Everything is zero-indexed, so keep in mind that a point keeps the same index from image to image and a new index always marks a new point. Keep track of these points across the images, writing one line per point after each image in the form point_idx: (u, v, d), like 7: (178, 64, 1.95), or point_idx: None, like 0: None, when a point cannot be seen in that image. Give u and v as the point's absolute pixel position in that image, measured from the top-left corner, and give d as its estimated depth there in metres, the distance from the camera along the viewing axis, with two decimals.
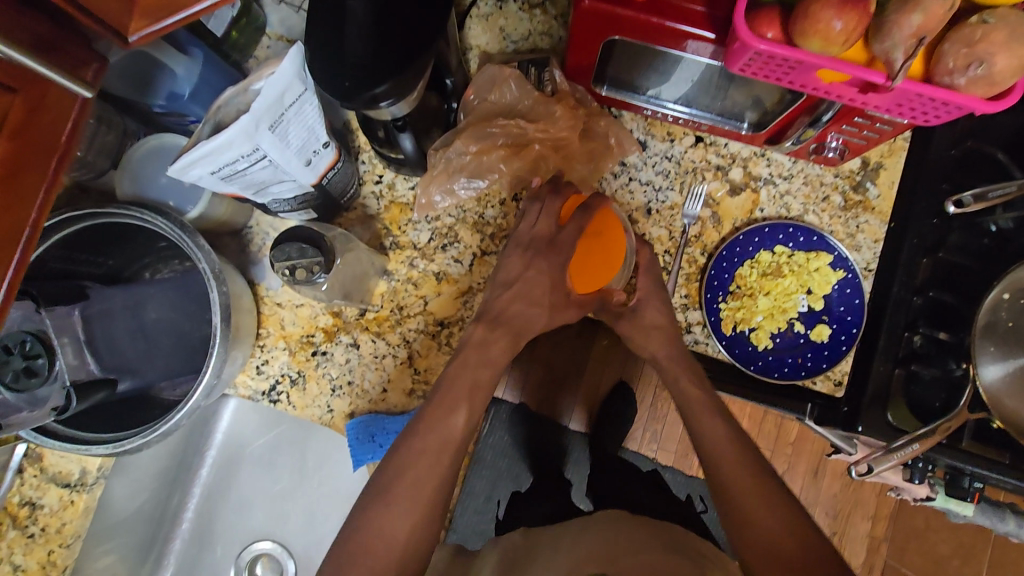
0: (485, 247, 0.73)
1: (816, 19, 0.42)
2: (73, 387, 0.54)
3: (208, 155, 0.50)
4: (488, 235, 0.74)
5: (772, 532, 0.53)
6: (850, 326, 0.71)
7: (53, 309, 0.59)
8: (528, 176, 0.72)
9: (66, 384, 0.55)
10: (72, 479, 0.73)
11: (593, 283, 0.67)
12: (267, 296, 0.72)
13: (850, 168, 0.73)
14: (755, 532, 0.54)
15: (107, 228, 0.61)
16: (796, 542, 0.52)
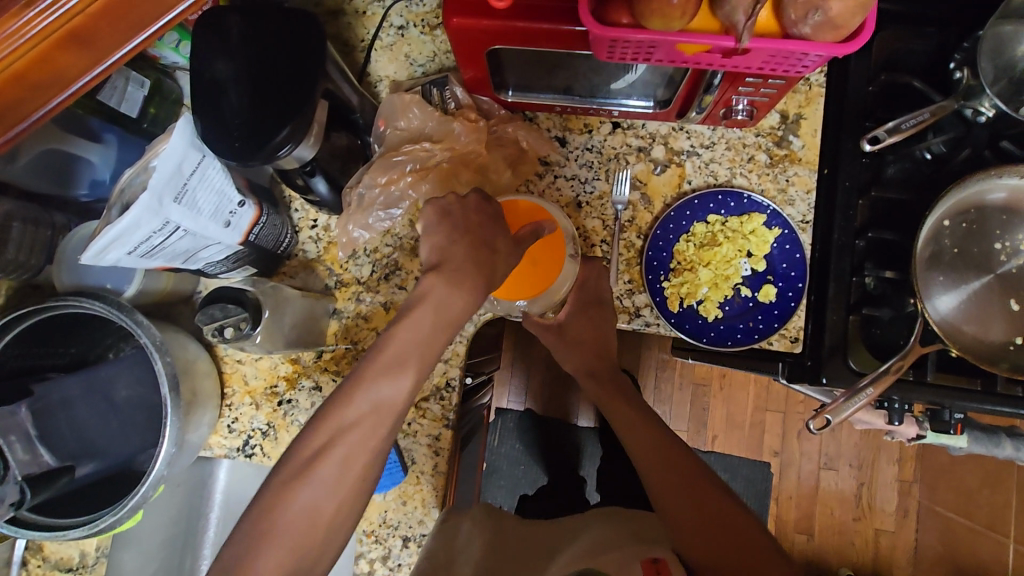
0: None
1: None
2: (26, 482, 0.57)
3: (118, 237, 0.52)
4: None
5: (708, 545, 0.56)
6: (797, 282, 0.70)
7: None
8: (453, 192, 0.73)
9: (19, 480, 0.57)
10: (73, 563, 0.76)
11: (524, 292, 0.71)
12: (226, 355, 0.73)
13: (769, 125, 0.73)
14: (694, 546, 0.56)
15: (61, 321, 0.64)
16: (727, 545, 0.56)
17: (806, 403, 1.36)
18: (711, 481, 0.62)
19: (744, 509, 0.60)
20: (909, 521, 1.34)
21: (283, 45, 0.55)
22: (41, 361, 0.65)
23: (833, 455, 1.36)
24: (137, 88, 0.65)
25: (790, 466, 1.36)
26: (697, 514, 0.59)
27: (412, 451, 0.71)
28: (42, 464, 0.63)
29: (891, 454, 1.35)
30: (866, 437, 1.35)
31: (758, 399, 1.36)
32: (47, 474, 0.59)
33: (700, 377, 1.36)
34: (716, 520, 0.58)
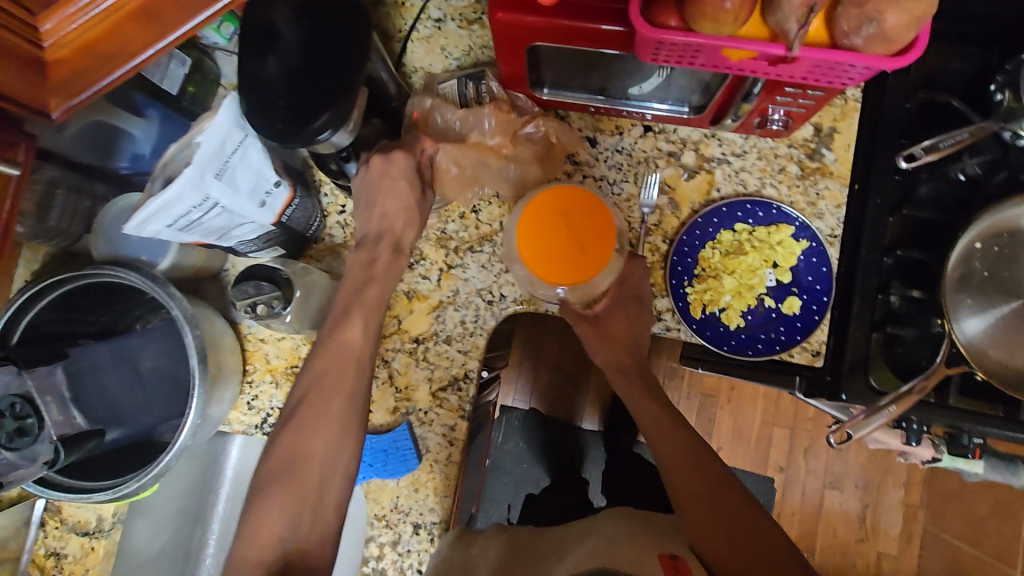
0: (450, 261, 0.75)
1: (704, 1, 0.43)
2: (60, 441, 0.59)
3: (160, 210, 0.53)
4: (452, 249, 0.75)
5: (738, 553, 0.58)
6: (821, 296, 0.70)
7: (33, 371, 0.61)
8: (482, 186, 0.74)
9: (54, 439, 0.59)
10: (90, 526, 0.76)
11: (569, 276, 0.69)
12: (249, 333, 0.75)
13: (802, 137, 0.73)
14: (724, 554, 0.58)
15: (95, 288, 0.66)
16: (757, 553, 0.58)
17: (816, 420, 1.35)
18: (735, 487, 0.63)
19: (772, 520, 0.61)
20: (912, 545, 1.33)
21: (330, 31, 0.56)
22: (69, 325, 0.67)
23: (839, 475, 1.35)
24: (179, 65, 0.66)
25: (794, 483, 1.35)
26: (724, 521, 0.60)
27: (427, 440, 0.72)
28: (76, 426, 0.62)
29: (897, 477, 1.34)
30: (873, 458, 1.34)
31: (767, 413, 1.35)
32: (75, 436, 0.61)
33: (709, 388, 1.35)
34: (746, 530, 0.59)
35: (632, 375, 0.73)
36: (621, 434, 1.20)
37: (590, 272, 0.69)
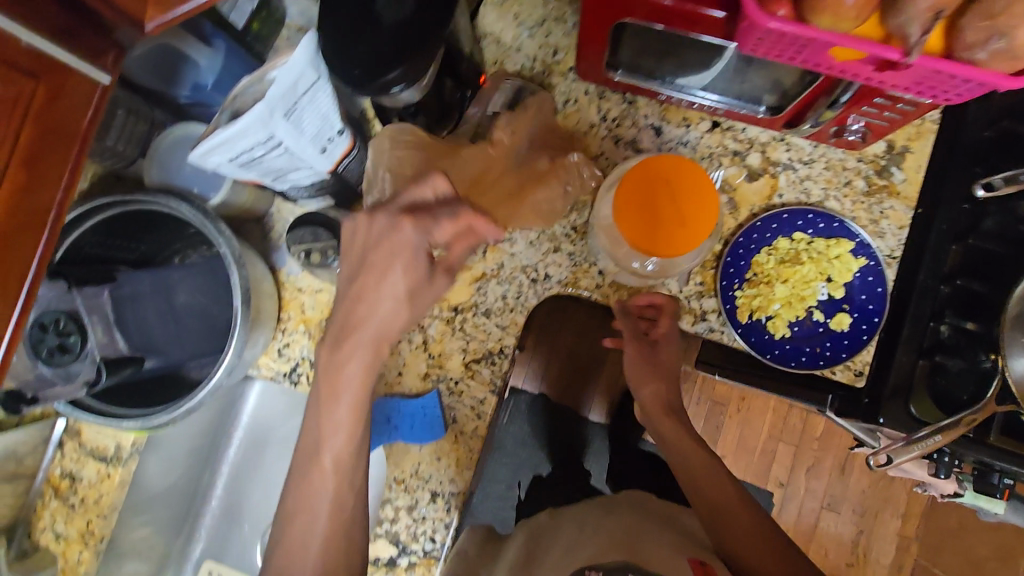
0: None
1: None
2: (103, 363, 0.57)
3: (226, 142, 0.52)
4: None
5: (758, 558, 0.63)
6: (872, 316, 0.68)
7: (83, 289, 0.60)
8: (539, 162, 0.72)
9: (97, 360, 0.57)
10: (108, 454, 0.75)
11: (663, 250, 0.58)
12: (288, 281, 0.74)
13: (873, 152, 0.71)
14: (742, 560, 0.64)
15: (138, 214, 0.65)
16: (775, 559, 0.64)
17: (822, 441, 1.34)
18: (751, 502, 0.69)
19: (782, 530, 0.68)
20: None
21: None
22: (110, 250, 0.67)
23: (837, 498, 1.34)
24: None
25: (791, 500, 1.35)
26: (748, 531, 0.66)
27: (454, 410, 0.72)
28: (118, 350, 0.62)
29: (895, 507, 1.34)
30: (874, 486, 1.34)
31: (774, 428, 1.35)
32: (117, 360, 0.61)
33: (719, 396, 1.34)
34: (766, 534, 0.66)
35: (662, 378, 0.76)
36: (629, 431, 1.19)
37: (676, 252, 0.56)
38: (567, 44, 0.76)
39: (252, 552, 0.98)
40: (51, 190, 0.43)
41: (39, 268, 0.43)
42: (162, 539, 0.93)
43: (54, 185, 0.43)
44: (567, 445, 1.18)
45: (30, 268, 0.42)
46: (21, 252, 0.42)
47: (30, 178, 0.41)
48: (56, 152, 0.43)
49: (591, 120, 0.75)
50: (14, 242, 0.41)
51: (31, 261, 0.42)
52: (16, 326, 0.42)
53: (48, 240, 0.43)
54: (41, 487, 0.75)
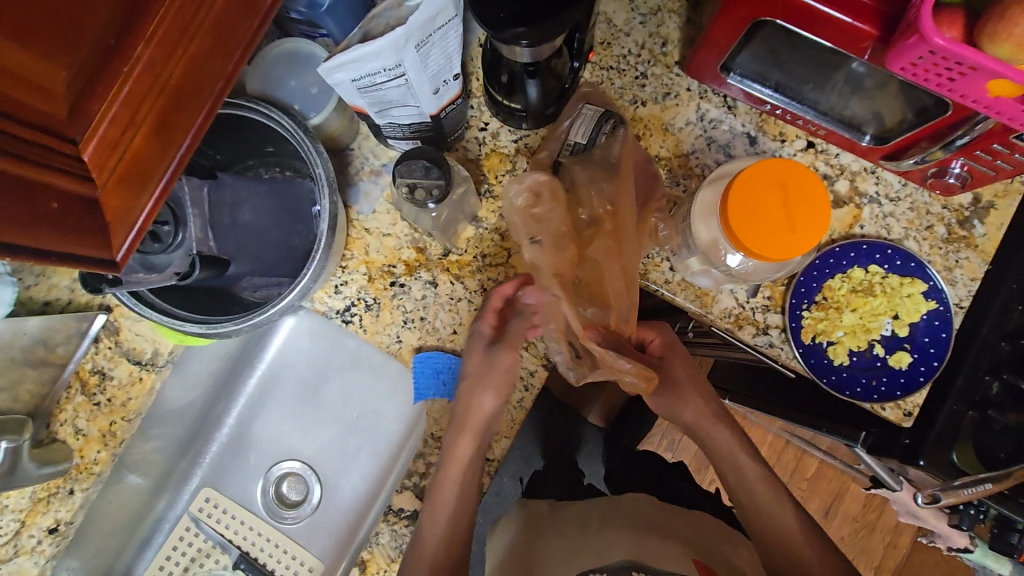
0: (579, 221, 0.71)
1: (1012, 23, 0.43)
2: (194, 257, 0.58)
3: (355, 61, 0.51)
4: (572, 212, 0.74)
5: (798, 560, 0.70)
6: (932, 359, 0.69)
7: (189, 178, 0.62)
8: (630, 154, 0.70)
9: (189, 252, 0.58)
10: (144, 357, 0.74)
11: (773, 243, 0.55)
12: (357, 220, 0.73)
13: (959, 201, 0.71)
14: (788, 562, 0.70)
15: (229, 121, 0.65)
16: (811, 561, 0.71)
17: (810, 483, 1.35)
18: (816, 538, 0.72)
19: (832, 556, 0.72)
20: None
21: None
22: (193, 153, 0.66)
23: None
24: None
25: None
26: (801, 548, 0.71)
27: None
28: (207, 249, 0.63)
29: (869, 560, 1.35)
30: (853, 536, 1.35)
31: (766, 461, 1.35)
32: (208, 258, 0.61)
33: None
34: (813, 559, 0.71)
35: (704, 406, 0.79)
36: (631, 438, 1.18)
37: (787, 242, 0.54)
38: (678, 37, 0.73)
39: (252, 485, 0.97)
40: (226, 64, 0.42)
41: (197, 137, 0.42)
42: (165, 459, 0.93)
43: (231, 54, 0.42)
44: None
45: (190, 135, 0.42)
46: (190, 115, 0.41)
47: (217, 46, 0.41)
48: (244, 28, 0.42)
49: (687, 116, 0.74)
50: (187, 106, 0.41)
51: (192, 128, 0.42)
52: (166, 185, 0.42)
53: (211, 110, 0.43)
54: (67, 381, 0.72)
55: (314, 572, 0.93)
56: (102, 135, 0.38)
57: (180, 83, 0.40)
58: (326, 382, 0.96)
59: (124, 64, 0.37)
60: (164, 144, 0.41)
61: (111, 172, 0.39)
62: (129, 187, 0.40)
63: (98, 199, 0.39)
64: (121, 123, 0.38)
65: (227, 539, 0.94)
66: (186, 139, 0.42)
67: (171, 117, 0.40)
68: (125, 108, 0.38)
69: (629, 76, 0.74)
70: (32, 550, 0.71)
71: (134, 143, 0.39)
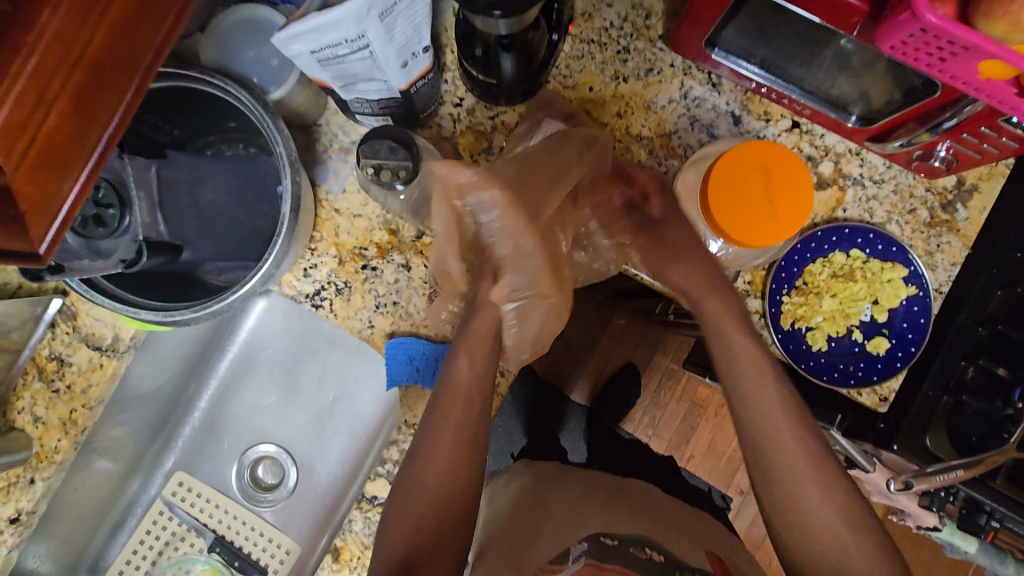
0: None
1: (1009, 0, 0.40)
2: (142, 243, 0.55)
3: (314, 31, 0.48)
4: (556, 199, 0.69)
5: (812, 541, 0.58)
6: (909, 344, 0.68)
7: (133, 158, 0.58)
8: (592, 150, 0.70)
9: (135, 238, 0.55)
10: (104, 343, 0.71)
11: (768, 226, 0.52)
12: (326, 200, 0.70)
13: (942, 184, 0.70)
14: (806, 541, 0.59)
15: (184, 95, 0.61)
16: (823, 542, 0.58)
17: None
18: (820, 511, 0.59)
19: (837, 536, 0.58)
20: None
21: None
22: (145, 128, 0.62)
23: None
24: None
25: (746, 508, 1.38)
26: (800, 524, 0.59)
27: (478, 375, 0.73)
28: (157, 233, 0.61)
29: None
30: None
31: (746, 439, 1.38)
32: (154, 244, 0.58)
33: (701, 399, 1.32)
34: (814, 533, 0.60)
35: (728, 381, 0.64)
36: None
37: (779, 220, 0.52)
38: (662, 9, 0.70)
39: (227, 468, 0.96)
40: (155, 32, 0.41)
41: (126, 114, 0.41)
42: (135, 442, 0.91)
43: (159, 26, 0.41)
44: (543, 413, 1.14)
45: (117, 112, 0.40)
46: (113, 89, 0.40)
47: (140, 10, 0.39)
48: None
49: (671, 93, 0.71)
50: (110, 82, 0.39)
51: (121, 104, 0.40)
52: (92, 166, 0.40)
53: (139, 86, 0.41)
54: (23, 367, 0.69)
55: (291, 555, 0.92)
56: (10, 114, 0.35)
57: (97, 54, 0.38)
58: (300, 363, 0.94)
59: (28, 34, 0.34)
60: (85, 122, 0.39)
61: (24, 154, 0.36)
62: (46, 171, 0.38)
63: (10, 188, 0.37)
64: (31, 101, 0.35)
65: (202, 523, 0.93)
66: (112, 117, 0.40)
67: (89, 93, 0.38)
68: (35, 84, 0.35)
69: (611, 50, 0.71)
70: None
71: (47, 124, 0.37)
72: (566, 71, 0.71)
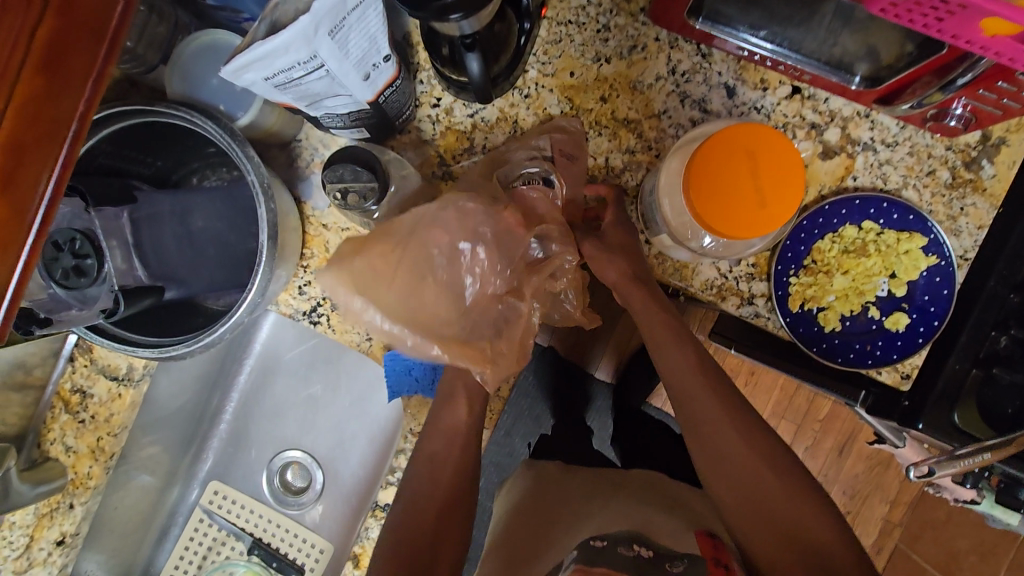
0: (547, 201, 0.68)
1: None
2: (121, 292, 0.56)
3: (263, 57, 0.46)
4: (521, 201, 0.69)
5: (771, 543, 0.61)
6: (932, 319, 0.64)
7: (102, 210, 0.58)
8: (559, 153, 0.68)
9: (114, 287, 0.55)
10: (120, 373, 0.73)
11: (758, 215, 0.49)
12: (313, 216, 0.69)
13: (965, 140, 0.64)
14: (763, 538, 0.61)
15: (155, 128, 0.61)
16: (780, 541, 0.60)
17: (824, 423, 1.37)
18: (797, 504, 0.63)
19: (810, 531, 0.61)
20: (878, 557, 1.39)
21: None
22: (128, 165, 0.63)
23: (830, 479, 1.38)
24: None
25: None
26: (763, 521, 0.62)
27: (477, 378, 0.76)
28: (136, 278, 0.60)
29: (884, 494, 1.38)
30: (868, 472, 1.37)
31: (778, 406, 1.37)
32: (135, 289, 0.58)
33: (729, 368, 1.35)
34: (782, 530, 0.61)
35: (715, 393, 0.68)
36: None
37: (773, 206, 0.49)
38: None
39: (257, 475, 1.00)
40: (73, 102, 0.40)
41: (59, 184, 0.40)
42: (170, 456, 0.95)
43: (75, 92, 0.40)
44: (566, 398, 1.16)
45: (48, 185, 0.40)
46: (38, 164, 0.39)
47: (52, 85, 0.39)
48: (79, 60, 0.40)
49: (658, 70, 0.67)
50: (31, 156, 0.39)
51: (52, 173, 0.40)
52: (33, 244, 0.40)
53: (67, 156, 0.41)
54: (50, 401, 0.73)
55: (325, 553, 0.95)
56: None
57: (14, 134, 0.38)
58: (314, 370, 0.96)
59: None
60: (13, 200, 0.38)
61: None
62: None
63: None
64: None
65: (240, 527, 0.97)
66: (42, 190, 0.40)
67: (12, 170, 0.38)
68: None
69: (590, 30, 0.66)
70: (44, 562, 0.75)
71: None
72: (544, 57, 0.67)
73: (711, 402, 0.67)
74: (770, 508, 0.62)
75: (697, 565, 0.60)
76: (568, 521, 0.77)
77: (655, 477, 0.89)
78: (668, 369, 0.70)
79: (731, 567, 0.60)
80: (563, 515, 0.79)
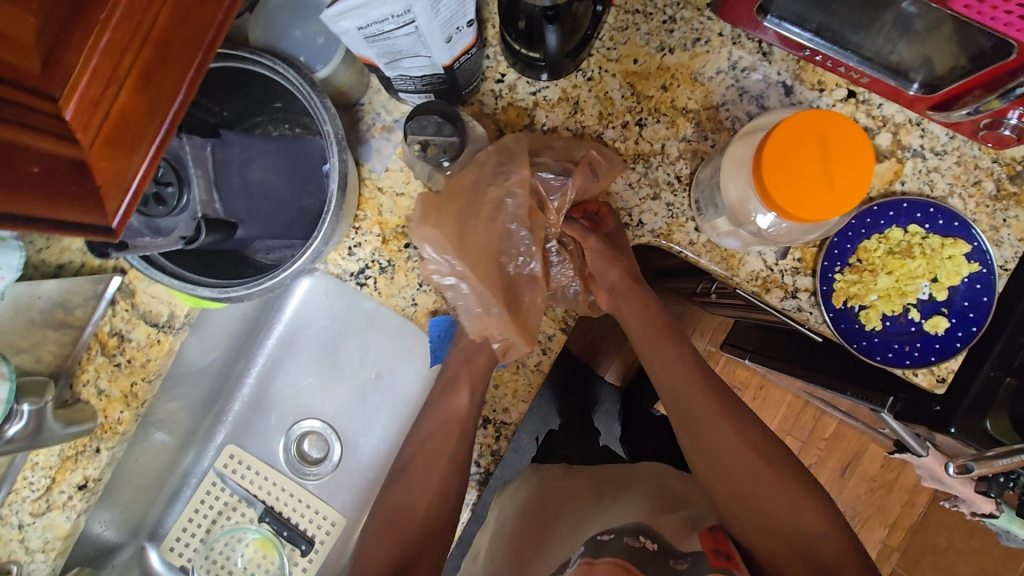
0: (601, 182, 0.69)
1: None
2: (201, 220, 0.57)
3: (359, 7, 0.48)
4: (586, 127, 0.70)
5: (776, 517, 0.63)
6: (970, 324, 0.66)
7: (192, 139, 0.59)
8: (623, 125, 0.70)
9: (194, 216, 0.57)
10: (161, 320, 0.73)
11: (837, 203, 0.51)
12: (369, 178, 0.70)
13: (1011, 154, 0.66)
14: (769, 522, 0.63)
15: (230, 75, 0.62)
16: (790, 517, 0.63)
17: (829, 442, 1.38)
18: (808, 494, 0.65)
19: (819, 502, 0.65)
20: None
21: None
22: (197, 111, 0.65)
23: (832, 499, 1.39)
24: None
25: None
26: (770, 501, 0.64)
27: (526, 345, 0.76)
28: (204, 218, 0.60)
29: (885, 518, 1.39)
30: (869, 494, 1.38)
31: (785, 422, 1.38)
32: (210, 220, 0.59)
33: (739, 381, 1.36)
34: (789, 507, 0.64)
35: (709, 390, 0.70)
36: (641, 396, 1.18)
37: (850, 187, 0.51)
38: None
39: (273, 442, 0.99)
40: (214, 11, 0.41)
41: (190, 88, 0.42)
42: (188, 417, 0.94)
43: (216, 5, 0.42)
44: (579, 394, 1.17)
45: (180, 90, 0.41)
46: (176, 67, 0.40)
47: None
48: None
49: (718, 64, 0.69)
50: (173, 58, 0.40)
51: (184, 80, 0.41)
52: (161, 142, 0.41)
53: (201, 64, 0.42)
54: (87, 342, 0.73)
55: (337, 526, 0.96)
56: (85, 90, 0.36)
57: (164, 30, 0.39)
58: (340, 340, 0.96)
59: (102, 9, 0.35)
60: (153, 99, 0.40)
61: (98, 133, 0.38)
62: (121, 145, 0.39)
63: (89, 159, 0.38)
64: (104, 78, 0.36)
65: (251, 493, 0.98)
66: (178, 86, 0.41)
67: (157, 68, 0.39)
68: (108, 61, 0.36)
69: (656, 20, 0.68)
70: (63, 505, 0.74)
71: (120, 100, 0.38)
72: (610, 43, 0.69)
73: (705, 395, 0.70)
74: (770, 500, 0.64)
75: (700, 563, 0.59)
76: (576, 519, 0.80)
77: (672, 471, 0.89)
78: (664, 369, 0.72)
79: (732, 557, 0.61)
80: (571, 515, 0.81)
